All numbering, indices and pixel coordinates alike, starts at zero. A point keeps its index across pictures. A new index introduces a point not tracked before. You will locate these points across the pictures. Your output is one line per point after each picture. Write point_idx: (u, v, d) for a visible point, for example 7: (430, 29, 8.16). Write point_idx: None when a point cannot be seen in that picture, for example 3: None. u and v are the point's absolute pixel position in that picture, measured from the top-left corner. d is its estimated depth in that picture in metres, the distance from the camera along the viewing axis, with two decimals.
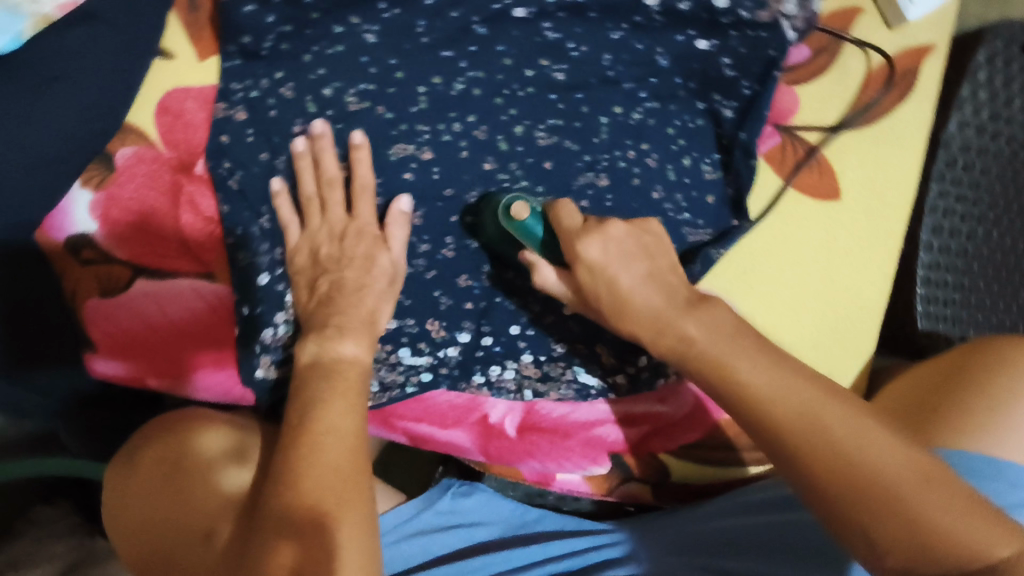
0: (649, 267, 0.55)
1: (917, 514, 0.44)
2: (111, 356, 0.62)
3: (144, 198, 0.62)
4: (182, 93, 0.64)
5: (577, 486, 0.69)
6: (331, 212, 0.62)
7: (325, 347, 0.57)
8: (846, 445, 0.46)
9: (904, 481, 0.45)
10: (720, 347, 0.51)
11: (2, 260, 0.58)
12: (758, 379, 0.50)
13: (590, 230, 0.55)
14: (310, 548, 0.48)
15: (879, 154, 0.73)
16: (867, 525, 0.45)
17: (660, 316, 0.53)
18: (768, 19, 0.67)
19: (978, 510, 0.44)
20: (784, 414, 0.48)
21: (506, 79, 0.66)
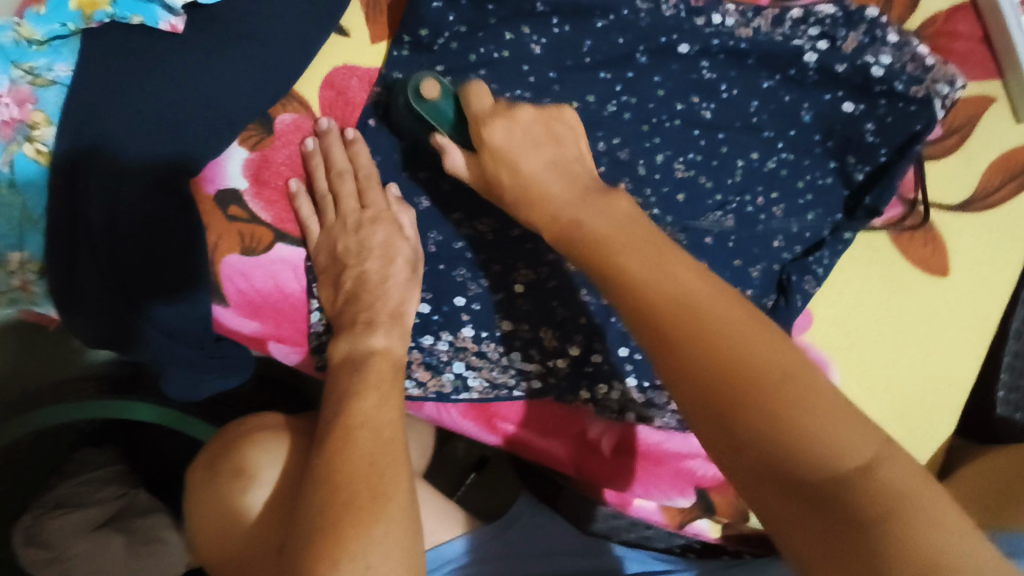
0: (555, 154, 0.54)
1: (789, 420, 0.36)
2: (240, 313, 0.63)
3: (297, 164, 0.64)
4: (348, 71, 0.66)
5: (651, 513, 0.70)
6: (343, 204, 0.62)
7: (356, 343, 0.58)
8: (721, 334, 0.38)
9: (777, 376, 0.38)
10: (611, 230, 0.46)
11: (147, 175, 0.57)
12: (635, 260, 0.42)
13: (498, 113, 0.54)
14: (337, 533, 0.47)
15: (995, 241, 0.75)
16: (734, 427, 0.37)
17: (574, 236, 0.47)
18: (922, 94, 0.69)
19: (851, 416, 0.37)
20: (669, 307, 0.40)
21: (656, 108, 0.69)
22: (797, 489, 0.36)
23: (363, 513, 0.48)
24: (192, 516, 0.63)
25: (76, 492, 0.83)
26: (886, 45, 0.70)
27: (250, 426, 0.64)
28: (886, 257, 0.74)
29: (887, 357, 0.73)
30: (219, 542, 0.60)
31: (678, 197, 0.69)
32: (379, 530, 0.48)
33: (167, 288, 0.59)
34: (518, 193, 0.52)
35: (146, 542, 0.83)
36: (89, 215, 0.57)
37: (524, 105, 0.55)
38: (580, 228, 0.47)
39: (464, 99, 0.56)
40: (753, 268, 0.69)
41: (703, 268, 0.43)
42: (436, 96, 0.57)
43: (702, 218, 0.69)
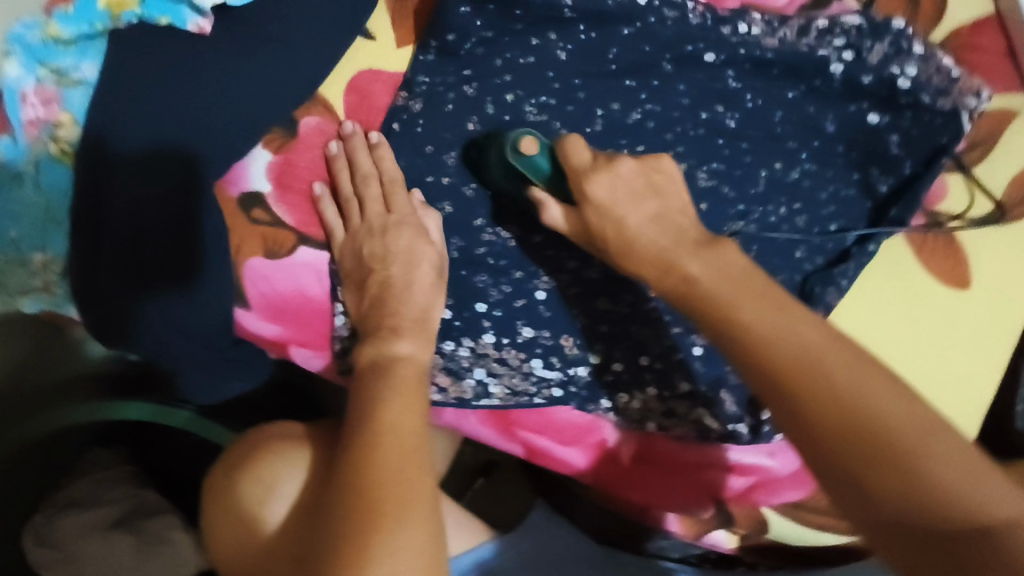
0: (660, 207, 0.53)
1: (921, 476, 0.40)
2: (260, 315, 0.63)
3: (320, 168, 0.63)
4: (373, 75, 0.66)
5: (669, 524, 0.71)
6: (370, 208, 0.61)
7: (381, 349, 0.57)
8: (853, 396, 0.42)
9: (910, 435, 0.41)
10: (721, 284, 0.48)
11: (170, 168, 0.57)
12: (760, 318, 0.45)
13: (599, 167, 0.54)
14: (362, 540, 0.46)
15: (1017, 254, 0.75)
16: (867, 482, 0.40)
17: (687, 289, 0.49)
18: (949, 107, 0.70)
19: (979, 470, 0.40)
20: (798, 363, 0.43)
21: (681, 117, 0.68)
22: (930, 541, 0.39)
23: (388, 521, 0.47)
24: (209, 526, 0.62)
25: (90, 491, 0.83)
26: (912, 56, 0.70)
27: (270, 434, 0.63)
28: (906, 269, 0.74)
29: (909, 370, 0.72)
30: (235, 554, 0.59)
31: (701, 206, 0.67)
32: (405, 537, 0.47)
33: (179, 283, 0.58)
34: (616, 242, 0.53)
35: (156, 544, 0.82)
36: (114, 216, 0.56)
37: (626, 158, 0.55)
38: (687, 278, 0.49)
39: (562, 150, 0.55)
40: (776, 279, 0.67)
41: (818, 321, 0.46)
42: (532, 149, 0.57)
43: (727, 226, 0.68)
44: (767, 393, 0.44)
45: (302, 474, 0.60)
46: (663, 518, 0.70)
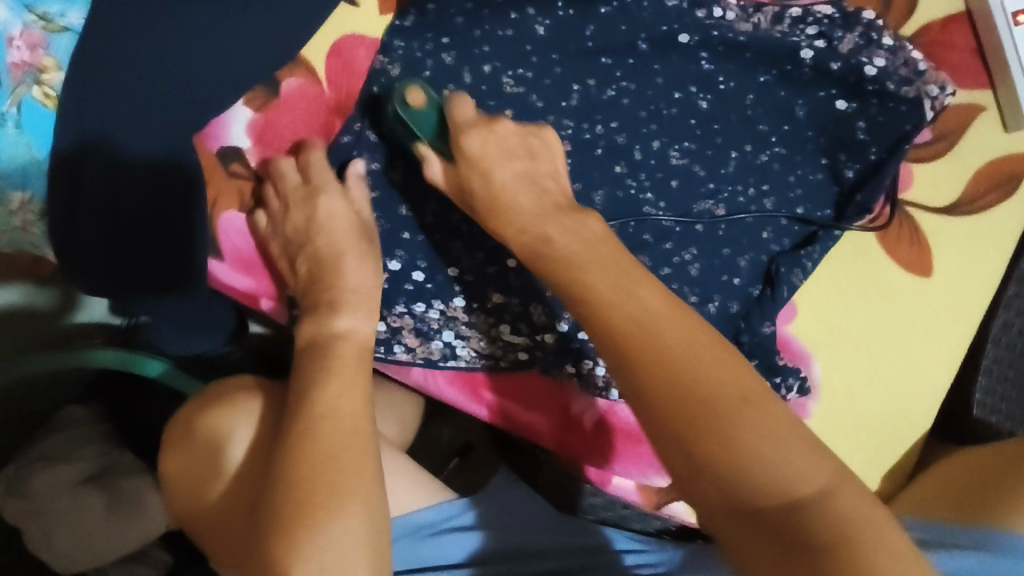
0: (528, 168, 0.58)
1: (741, 447, 0.42)
2: (234, 268, 0.65)
3: (299, 129, 0.66)
4: (356, 40, 0.67)
5: (628, 493, 0.72)
6: (288, 177, 0.62)
7: (321, 325, 0.58)
8: (679, 366, 0.44)
9: (732, 408, 0.43)
10: (583, 251, 0.51)
11: (139, 176, 0.59)
12: (609, 293, 0.47)
13: (478, 125, 0.58)
14: (291, 538, 0.48)
15: (979, 246, 0.77)
16: (685, 448, 0.43)
17: (541, 252, 0.52)
18: (912, 95, 0.72)
19: (810, 452, 0.43)
20: (635, 337, 0.45)
21: (654, 96, 0.70)
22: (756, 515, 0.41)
23: (320, 514, 0.49)
24: (166, 478, 0.62)
25: (63, 447, 0.83)
26: (881, 47, 0.72)
27: (228, 388, 0.63)
28: (872, 256, 0.76)
29: (868, 355, 0.74)
30: (194, 506, 0.60)
31: (672, 183, 0.71)
32: (337, 528, 0.49)
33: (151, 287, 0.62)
34: (484, 195, 0.56)
35: (127, 504, 0.83)
36: (95, 168, 0.58)
37: (506, 120, 0.59)
38: (549, 245, 0.52)
39: (449, 107, 0.59)
40: (741, 259, 0.71)
41: (674, 302, 0.48)
42: (421, 103, 0.60)
43: (694, 205, 0.71)
44: (603, 352, 0.46)
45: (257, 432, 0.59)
46: (622, 486, 0.71)
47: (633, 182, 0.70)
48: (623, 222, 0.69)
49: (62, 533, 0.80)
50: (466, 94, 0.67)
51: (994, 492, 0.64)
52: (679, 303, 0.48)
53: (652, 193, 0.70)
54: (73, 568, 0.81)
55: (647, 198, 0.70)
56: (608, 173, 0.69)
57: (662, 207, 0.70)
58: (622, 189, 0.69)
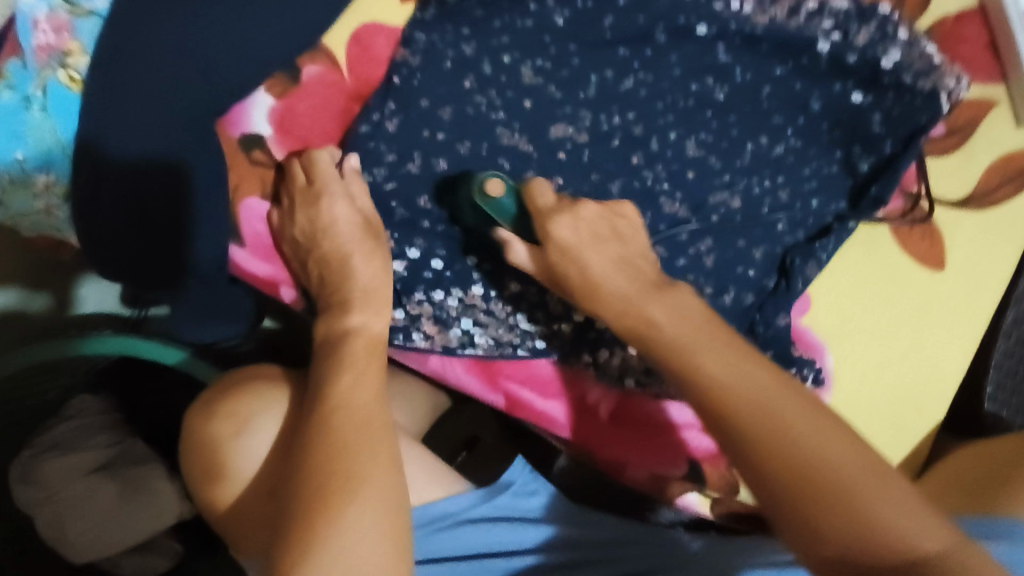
0: (621, 251, 0.57)
1: (862, 509, 0.43)
2: (255, 254, 0.65)
3: (319, 115, 0.66)
4: (374, 28, 0.68)
5: (643, 484, 0.70)
6: (295, 178, 0.63)
7: (334, 323, 0.59)
8: (795, 436, 0.45)
9: (848, 474, 0.44)
10: (682, 330, 0.51)
11: (154, 176, 0.59)
12: (718, 368, 0.49)
13: (562, 209, 0.57)
14: (309, 525, 0.48)
15: (989, 240, 0.77)
16: (803, 513, 0.44)
17: (644, 331, 0.52)
18: (929, 88, 0.72)
19: (920, 510, 0.44)
20: (749, 414, 0.46)
21: (671, 88, 0.71)
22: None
23: (337, 499, 0.50)
24: (182, 464, 0.61)
25: (73, 436, 0.83)
26: (896, 42, 0.73)
27: (246, 375, 0.62)
28: (886, 249, 0.76)
29: (880, 347, 0.75)
30: (211, 493, 0.59)
31: (688, 174, 0.71)
32: (354, 514, 0.49)
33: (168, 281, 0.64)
34: (580, 285, 0.55)
35: (139, 493, 0.84)
36: (111, 157, 0.58)
37: (589, 202, 0.58)
38: (650, 322, 0.52)
39: (527, 192, 0.58)
40: (756, 250, 0.72)
41: (775, 372, 0.49)
42: (499, 191, 0.60)
43: (709, 197, 0.71)
44: (715, 426, 0.48)
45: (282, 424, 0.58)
46: (637, 476, 0.70)
47: (650, 174, 0.70)
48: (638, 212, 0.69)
49: (75, 521, 0.80)
50: (485, 85, 0.68)
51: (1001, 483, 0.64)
52: (780, 375, 0.49)
53: (668, 184, 0.71)
54: (86, 557, 0.81)
55: (664, 189, 0.70)
56: (625, 164, 0.70)
57: (678, 198, 0.71)
58: (639, 181, 0.70)
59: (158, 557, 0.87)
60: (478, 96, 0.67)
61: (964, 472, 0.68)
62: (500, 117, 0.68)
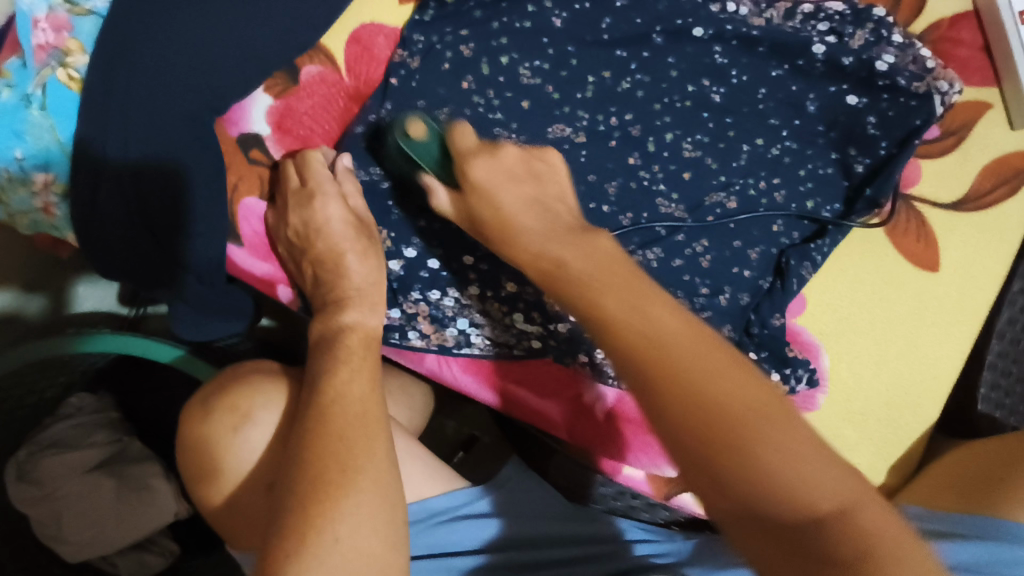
0: (536, 193, 0.54)
1: (766, 463, 0.39)
2: (254, 253, 0.66)
3: (319, 114, 0.67)
4: (374, 28, 0.68)
5: (639, 484, 0.71)
6: (289, 177, 0.63)
7: (328, 322, 0.59)
8: (699, 383, 0.41)
9: (751, 422, 0.40)
10: (598, 272, 0.46)
11: (152, 178, 0.59)
12: (627, 312, 0.43)
13: (482, 152, 0.56)
14: (307, 514, 0.48)
15: (984, 241, 0.78)
16: (712, 468, 0.39)
17: (554, 273, 0.48)
18: (923, 90, 0.72)
19: (834, 461, 0.40)
20: (657, 359, 0.41)
21: (668, 89, 0.71)
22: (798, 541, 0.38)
23: (334, 487, 0.49)
24: (178, 458, 0.61)
25: (71, 435, 0.83)
26: (891, 44, 0.73)
27: (245, 371, 0.62)
28: (880, 251, 0.77)
29: (875, 347, 0.75)
30: (206, 486, 0.59)
31: (684, 175, 0.72)
32: (352, 503, 0.49)
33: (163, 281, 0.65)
34: (490, 220, 0.53)
35: (136, 491, 0.84)
36: (111, 160, 0.59)
37: (510, 146, 0.57)
38: (565, 266, 0.48)
39: (449, 136, 0.58)
40: (752, 251, 0.72)
41: (686, 317, 0.44)
42: (421, 134, 0.59)
43: (706, 197, 0.72)
44: (621, 368, 0.43)
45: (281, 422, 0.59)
46: (633, 475, 0.71)
47: (646, 174, 0.71)
48: (634, 213, 0.70)
49: (72, 520, 0.80)
50: (484, 85, 0.68)
51: (993, 483, 0.65)
52: (693, 322, 0.44)
53: (664, 185, 0.71)
54: (81, 557, 0.81)
55: (660, 190, 0.71)
56: (622, 165, 0.71)
57: (675, 199, 0.71)
58: (635, 181, 0.71)
59: (155, 556, 0.86)
60: (476, 97, 0.68)
61: (956, 471, 0.69)
62: (498, 118, 0.68)
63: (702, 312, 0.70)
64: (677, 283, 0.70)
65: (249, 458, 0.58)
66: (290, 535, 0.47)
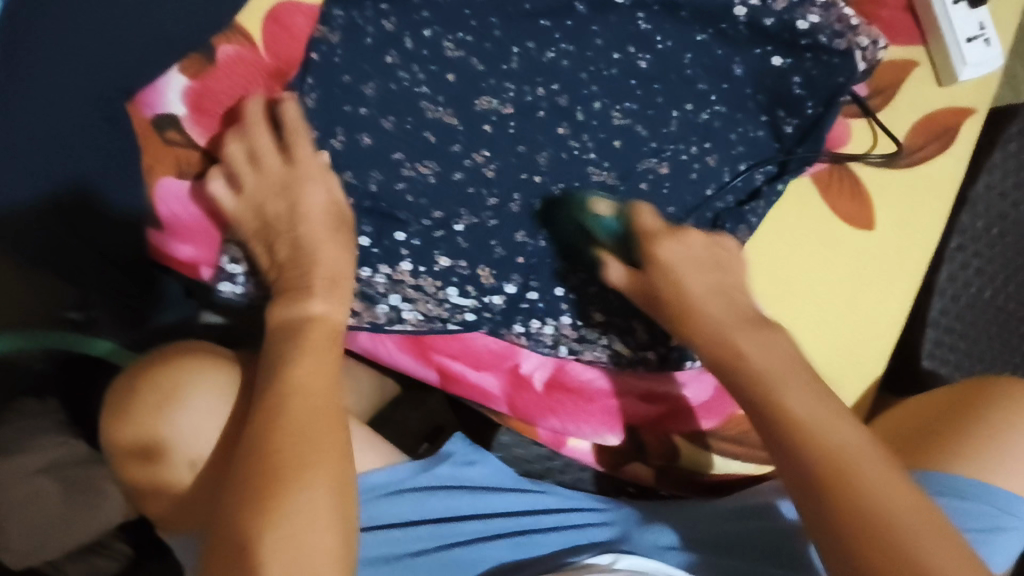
0: (720, 281, 0.61)
1: (914, 558, 0.48)
2: (171, 235, 0.65)
3: (237, 94, 0.65)
4: (292, 8, 0.66)
5: (584, 455, 0.73)
6: (269, 161, 0.61)
7: (293, 308, 0.58)
8: (859, 476, 0.51)
9: (896, 514, 0.50)
10: (771, 365, 0.56)
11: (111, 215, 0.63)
12: (803, 408, 0.54)
13: (667, 234, 0.62)
14: (257, 504, 0.49)
15: (916, 197, 0.79)
16: (846, 545, 0.49)
17: (738, 364, 0.56)
18: (843, 47, 0.74)
19: (956, 552, 0.49)
20: (818, 433, 0.52)
21: (594, 57, 0.71)
22: None
23: (297, 475, 0.51)
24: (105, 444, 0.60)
25: (13, 437, 0.77)
26: (815, 5, 0.73)
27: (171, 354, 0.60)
28: (814, 209, 0.77)
29: (816, 309, 0.76)
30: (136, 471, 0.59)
31: (614, 143, 0.72)
32: (303, 497, 0.50)
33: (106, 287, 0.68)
34: (680, 305, 0.59)
35: (84, 491, 0.79)
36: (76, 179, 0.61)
37: (693, 232, 0.63)
38: (699, 314, 0.59)
39: (636, 216, 0.64)
40: (687, 217, 0.72)
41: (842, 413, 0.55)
42: (604, 211, 0.68)
43: (637, 164, 0.72)
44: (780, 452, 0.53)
45: (225, 404, 0.58)
46: (580, 447, 0.72)
47: (576, 144, 0.71)
48: (566, 182, 0.70)
49: (16, 525, 0.75)
50: (408, 59, 0.67)
51: (932, 438, 0.65)
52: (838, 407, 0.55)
53: (595, 154, 0.71)
54: (26, 564, 0.76)
55: (590, 159, 0.71)
56: (551, 135, 0.70)
57: (606, 167, 0.71)
58: (565, 151, 0.71)
59: (104, 559, 0.83)
60: (401, 71, 0.67)
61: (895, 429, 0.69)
62: (424, 92, 0.67)
63: None
64: None
65: (186, 442, 0.57)
66: (247, 528, 0.49)
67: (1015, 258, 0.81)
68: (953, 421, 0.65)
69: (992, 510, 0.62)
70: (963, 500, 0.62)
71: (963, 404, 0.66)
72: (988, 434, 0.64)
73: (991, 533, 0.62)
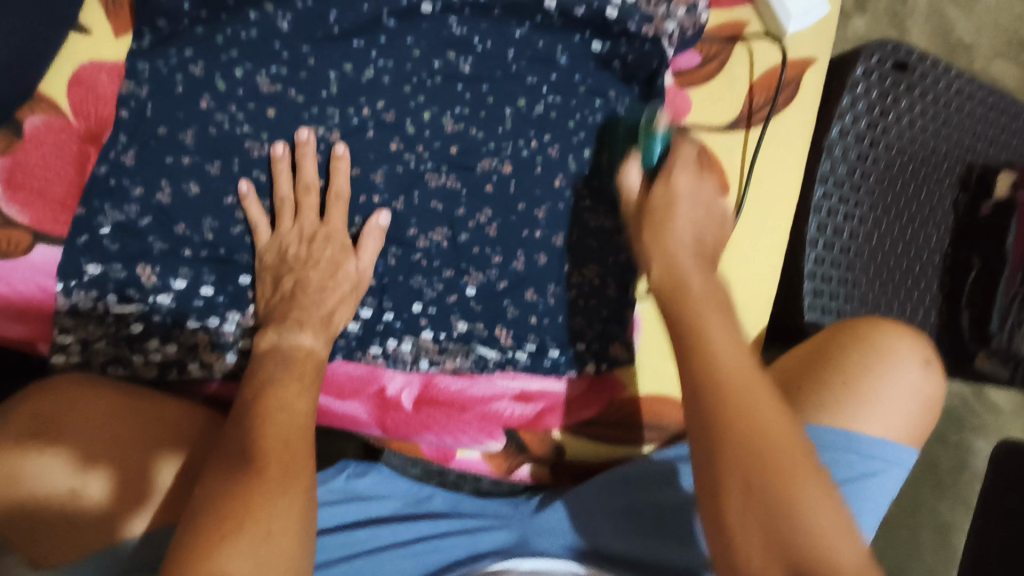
0: (701, 226, 0.57)
1: (792, 502, 0.44)
2: (6, 317, 0.64)
3: (51, 164, 0.64)
4: (95, 67, 0.66)
5: (476, 463, 0.73)
6: (304, 216, 0.67)
7: (284, 336, 0.62)
8: (742, 406, 0.46)
9: (785, 452, 0.45)
10: (706, 294, 0.52)
11: None
12: (721, 334, 0.49)
13: (693, 166, 0.59)
14: (223, 506, 0.49)
15: (770, 153, 0.79)
16: (727, 468, 0.45)
17: (670, 276, 0.53)
18: (652, 33, 0.72)
19: (841, 520, 0.44)
20: (740, 401, 0.46)
21: (414, 69, 0.70)
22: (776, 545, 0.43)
23: (278, 483, 0.51)
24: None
25: None
26: None
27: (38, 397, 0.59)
28: None
29: None
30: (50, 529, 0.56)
31: (451, 149, 0.71)
32: (279, 501, 0.50)
33: None
34: (662, 264, 0.54)
35: None
36: None
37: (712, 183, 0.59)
38: (683, 278, 0.53)
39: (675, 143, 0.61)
40: (538, 211, 0.72)
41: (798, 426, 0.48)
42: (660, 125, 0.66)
43: (479, 166, 0.71)
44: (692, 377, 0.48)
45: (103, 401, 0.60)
46: (470, 458, 0.73)
47: (411, 156, 0.70)
48: (405, 196, 0.70)
49: None
50: (223, 102, 0.66)
51: (796, 396, 0.65)
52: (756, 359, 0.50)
53: (432, 163, 0.71)
54: None
55: (428, 169, 0.71)
56: (384, 152, 0.70)
57: (445, 172, 0.71)
58: (401, 165, 0.70)
59: None
60: (219, 114, 0.66)
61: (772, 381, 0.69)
62: (247, 131, 0.67)
63: (499, 283, 0.71)
64: (468, 258, 0.71)
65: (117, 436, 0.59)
66: (219, 513, 0.48)
67: (880, 199, 0.82)
68: (822, 371, 0.65)
69: (859, 457, 0.63)
70: (830, 453, 0.62)
71: (823, 354, 0.66)
72: (844, 382, 0.64)
73: (862, 481, 0.62)
